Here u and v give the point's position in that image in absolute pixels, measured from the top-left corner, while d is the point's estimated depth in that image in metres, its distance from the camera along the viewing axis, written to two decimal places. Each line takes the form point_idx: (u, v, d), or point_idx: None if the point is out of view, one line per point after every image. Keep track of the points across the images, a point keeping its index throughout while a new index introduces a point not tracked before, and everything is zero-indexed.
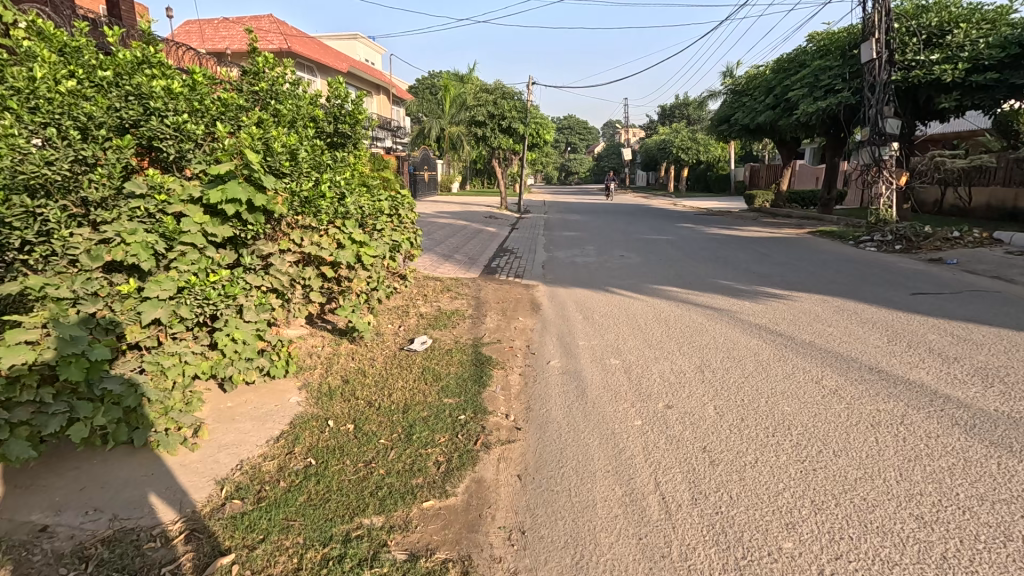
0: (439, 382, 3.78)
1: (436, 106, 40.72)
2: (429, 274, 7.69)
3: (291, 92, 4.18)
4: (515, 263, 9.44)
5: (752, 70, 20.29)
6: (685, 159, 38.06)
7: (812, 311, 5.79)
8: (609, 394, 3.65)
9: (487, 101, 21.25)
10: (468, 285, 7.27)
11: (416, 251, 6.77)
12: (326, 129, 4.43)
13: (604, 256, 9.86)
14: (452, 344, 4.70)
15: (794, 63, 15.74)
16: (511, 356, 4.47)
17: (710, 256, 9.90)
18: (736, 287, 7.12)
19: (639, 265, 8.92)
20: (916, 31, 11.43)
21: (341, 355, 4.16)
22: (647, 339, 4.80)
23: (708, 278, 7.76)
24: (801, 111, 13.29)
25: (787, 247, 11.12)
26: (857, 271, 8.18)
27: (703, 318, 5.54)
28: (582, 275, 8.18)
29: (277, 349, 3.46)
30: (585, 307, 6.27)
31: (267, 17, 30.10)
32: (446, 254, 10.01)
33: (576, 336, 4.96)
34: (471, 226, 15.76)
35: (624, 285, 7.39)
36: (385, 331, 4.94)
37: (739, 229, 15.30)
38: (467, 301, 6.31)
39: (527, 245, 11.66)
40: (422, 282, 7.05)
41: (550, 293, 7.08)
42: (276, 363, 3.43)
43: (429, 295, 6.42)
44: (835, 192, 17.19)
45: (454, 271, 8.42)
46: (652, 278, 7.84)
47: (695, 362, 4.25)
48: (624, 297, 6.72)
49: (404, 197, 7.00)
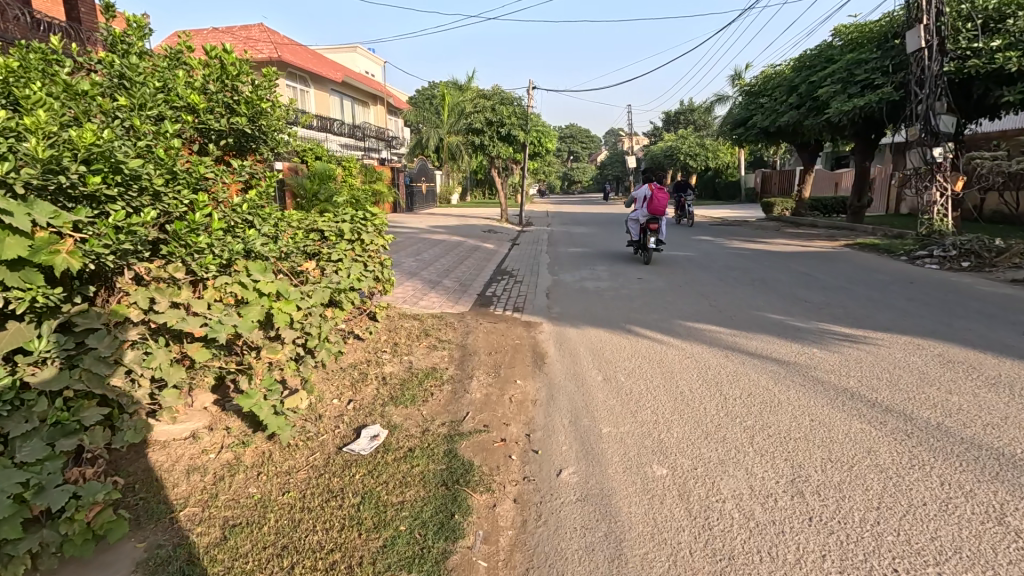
0: (381, 533, 2.31)
1: (434, 116, 39.64)
2: (407, 309, 6.26)
3: (161, 70, 2.83)
4: (515, 291, 7.96)
5: (768, 69, 18.99)
6: (692, 167, 36.81)
7: (913, 364, 4.29)
8: (663, 553, 2.22)
9: (485, 106, 19.95)
10: (454, 324, 5.83)
11: (386, 286, 5.39)
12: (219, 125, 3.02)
13: (621, 279, 8.36)
14: (417, 436, 3.24)
15: (819, 58, 14.38)
16: (503, 462, 2.99)
17: (743, 277, 8.43)
18: (791, 323, 5.66)
19: (665, 291, 7.42)
20: (970, 15, 10.03)
21: (239, 473, 2.71)
22: (699, 424, 3.34)
23: (752, 310, 6.27)
24: (832, 109, 11.90)
25: (830, 263, 9.61)
26: (934, 296, 6.67)
27: (769, 380, 4.05)
28: (596, 306, 6.70)
29: (73, 513, 1.85)
30: (604, 356, 4.78)
31: (256, 25, 29.12)
32: (433, 279, 8.56)
33: (596, 418, 3.49)
34: (468, 242, 14.34)
35: (649, 321, 5.92)
36: (325, 415, 3.47)
37: (764, 241, 13.80)
38: (449, 351, 4.85)
39: (528, 265, 10.23)
40: (394, 323, 5.61)
41: (558, 333, 5.60)
42: (73, 539, 1.85)
43: (400, 344, 4.97)
44: (868, 198, 15.65)
45: (440, 303, 6.92)
46: (683, 310, 6.36)
47: (786, 474, 2.76)
48: (653, 339, 5.24)
49: (378, 215, 5.55)
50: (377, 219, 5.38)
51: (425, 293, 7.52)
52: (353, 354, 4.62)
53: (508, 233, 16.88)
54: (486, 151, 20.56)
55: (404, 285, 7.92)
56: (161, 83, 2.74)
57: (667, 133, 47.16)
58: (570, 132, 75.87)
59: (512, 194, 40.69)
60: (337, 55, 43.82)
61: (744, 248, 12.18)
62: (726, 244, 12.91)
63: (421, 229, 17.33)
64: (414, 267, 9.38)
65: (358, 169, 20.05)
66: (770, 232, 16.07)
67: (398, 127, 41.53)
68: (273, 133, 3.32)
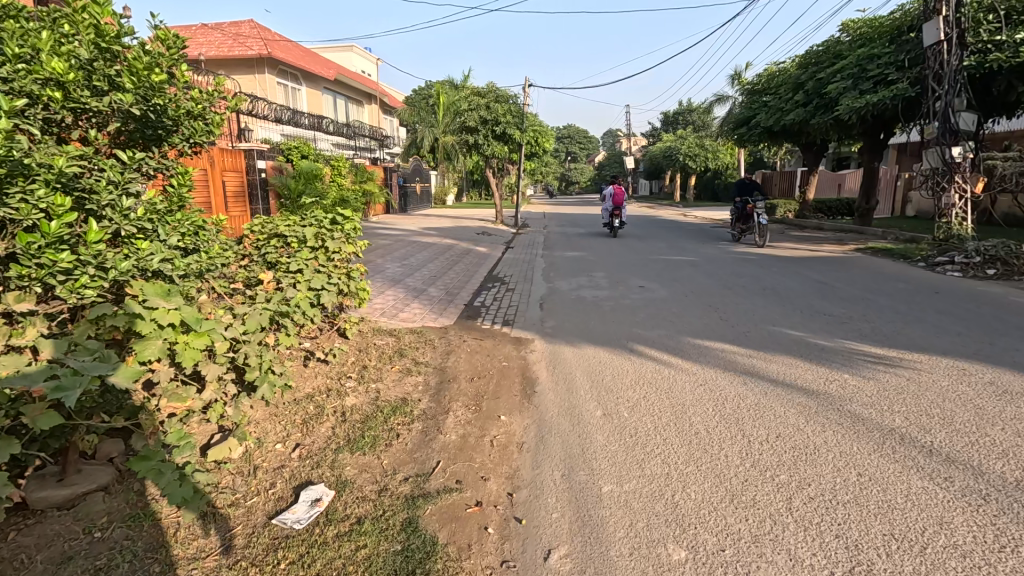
0: None
1: (429, 115, 38.99)
2: (382, 324, 5.62)
3: (29, 37, 2.37)
4: (506, 301, 7.33)
5: (772, 67, 18.42)
6: (692, 167, 36.24)
7: (964, 397, 3.66)
8: None
9: (479, 104, 19.30)
10: (434, 341, 5.20)
11: (359, 298, 4.80)
12: (105, 106, 2.54)
13: (621, 288, 7.74)
14: (370, 498, 2.59)
15: (827, 54, 13.80)
16: (477, 537, 2.35)
17: (752, 285, 7.82)
18: (813, 341, 5.03)
19: (668, 302, 6.79)
20: (992, 6, 9.46)
21: (128, 559, 2.08)
22: (722, 480, 2.71)
23: (768, 325, 5.64)
24: (842, 106, 11.32)
25: (843, 270, 9.00)
26: (966, 308, 6.06)
27: (798, 417, 3.42)
28: (594, 319, 6.06)
29: None
30: (602, 381, 4.16)
31: (246, 22, 28.46)
32: (418, 287, 7.92)
33: (595, 470, 2.85)
34: (459, 245, 13.70)
35: (653, 338, 5.29)
36: (262, 467, 2.83)
37: (769, 245, 13.19)
38: (424, 377, 4.20)
39: (521, 270, 9.59)
40: (365, 341, 4.97)
41: (552, 352, 4.97)
42: None
43: (368, 368, 4.33)
44: (876, 201, 15.08)
45: (422, 316, 6.28)
46: (691, 324, 5.73)
47: (844, 562, 2.13)
48: (659, 361, 4.61)
49: (351, 218, 4.94)
50: (348, 224, 4.78)
51: (406, 303, 6.88)
52: (311, 382, 3.98)
53: (502, 235, 16.22)
54: (481, 151, 19.92)
55: (385, 295, 7.27)
56: (19, 52, 2.31)
57: (666, 133, 46.61)
58: (567, 132, 75.30)
59: (508, 195, 40.08)
60: (332, 53, 43.19)
61: (750, 253, 11.57)
62: (730, 249, 12.29)
63: (413, 232, 16.69)
64: (399, 274, 8.73)
65: (348, 168, 19.36)
66: (774, 236, 15.47)
67: (393, 126, 40.85)
68: (182, 118, 2.86)
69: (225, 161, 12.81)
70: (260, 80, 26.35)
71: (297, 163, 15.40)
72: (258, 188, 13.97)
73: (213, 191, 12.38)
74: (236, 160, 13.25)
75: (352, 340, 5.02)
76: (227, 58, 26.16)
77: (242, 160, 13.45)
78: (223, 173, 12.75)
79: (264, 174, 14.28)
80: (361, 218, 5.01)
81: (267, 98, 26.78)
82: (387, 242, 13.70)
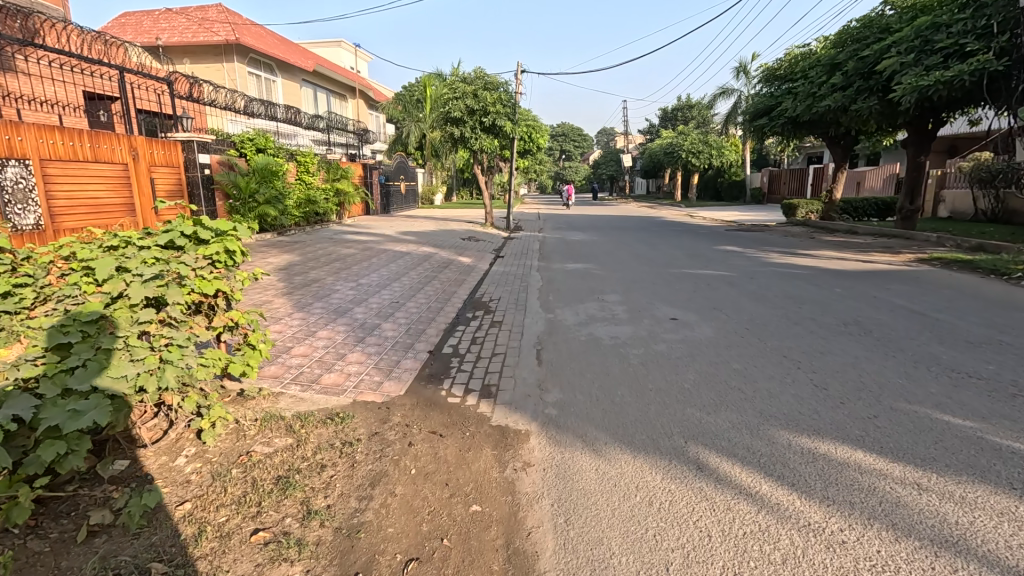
0: None
1: (416, 109, 36.74)
2: (284, 408, 3.49)
3: None
4: (489, 343, 5.23)
5: (794, 50, 16.44)
6: (696, 165, 34.09)
7: None
8: None
9: (465, 91, 17.11)
10: (361, 443, 3.08)
11: (193, 395, 2.72)
12: None
13: (646, 324, 5.66)
14: None
15: (871, 28, 11.82)
16: None
17: (826, 317, 5.76)
18: (1006, 445, 2.95)
19: (721, 350, 4.72)
20: None
21: None
22: None
23: (896, 400, 3.58)
24: (902, 87, 9.38)
25: (927, 290, 6.97)
26: None
27: None
28: (617, 384, 4.02)
29: None
30: (668, 572, 2.07)
31: (214, 6, 26.16)
32: (370, 320, 5.80)
33: None
34: (440, 254, 11.59)
35: (721, 431, 3.22)
36: None
37: (806, 254, 11.19)
38: (308, 569, 2.08)
39: (512, 293, 7.50)
40: (234, 457, 2.83)
41: (560, 468, 2.87)
42: None
43: (201, 543, 2.19)
44: (923, 200, 13.09)
45: (357, 379, 4.15)
46: (774, 400, 3.65)
47: None
48: (756, 500, 2.53)
49: (221, 235, 3.19)
50: (208, 251, 3.05)
51: (344, 351, 4.75)
52: None
53: (492, 241, 14.10)
54: (467, 145, 17.77)
55: (318, 335, 5.14)
56: None
57: (666, 129, 44.53)
58: (563, 129, 73.34)
59: (500, 194, 38.02)
60: (315, 45, 40.94)
61: (790, 264, 9.54)
62: (763, 260, 10.26)
63: (389, 237, 14.59)
64: (351, 299, 6.62)
65: (319, 164, 17.22)
66: (804, 241, 13.47)
67: (378, 122, 38.63)
68: None
69: (155, 154, 10.71)
70: (229, 69, 24.15)
71: (252, 158, 13.22)
72: (201, 186, 11.84)
73: (136, 189, 10.25)
74: (173, 154, 11.18)
75: (213, 448, 2.89)
76: (192, 45, 23.92)
77: (179, 154, 11.33)
78: (152, 168, 10.64)
79: (209, 170, 12.10)
80: (241, 234, 3.28)
81: (237, 89, 24.60)
82: (354, 251, 11.55)
